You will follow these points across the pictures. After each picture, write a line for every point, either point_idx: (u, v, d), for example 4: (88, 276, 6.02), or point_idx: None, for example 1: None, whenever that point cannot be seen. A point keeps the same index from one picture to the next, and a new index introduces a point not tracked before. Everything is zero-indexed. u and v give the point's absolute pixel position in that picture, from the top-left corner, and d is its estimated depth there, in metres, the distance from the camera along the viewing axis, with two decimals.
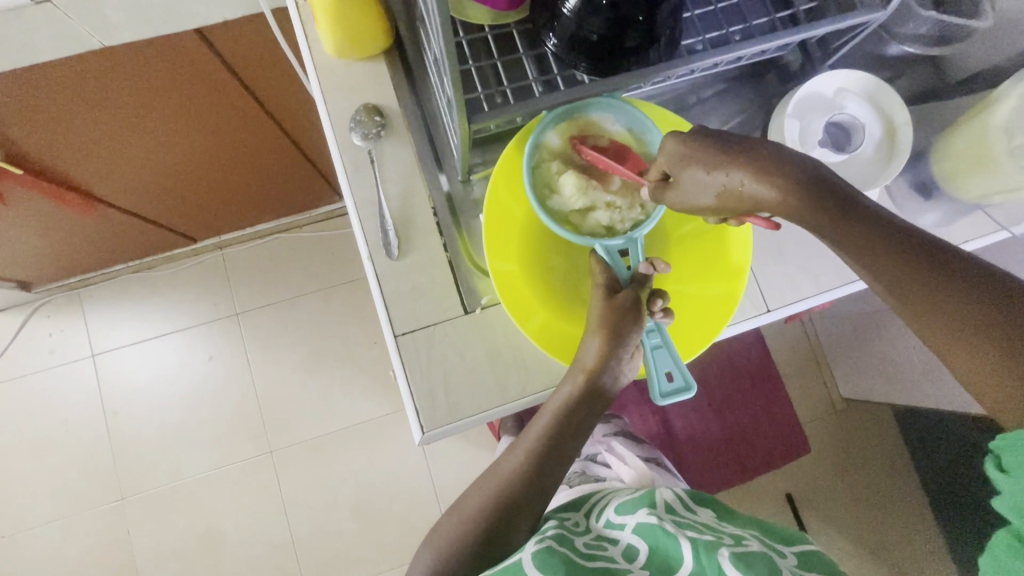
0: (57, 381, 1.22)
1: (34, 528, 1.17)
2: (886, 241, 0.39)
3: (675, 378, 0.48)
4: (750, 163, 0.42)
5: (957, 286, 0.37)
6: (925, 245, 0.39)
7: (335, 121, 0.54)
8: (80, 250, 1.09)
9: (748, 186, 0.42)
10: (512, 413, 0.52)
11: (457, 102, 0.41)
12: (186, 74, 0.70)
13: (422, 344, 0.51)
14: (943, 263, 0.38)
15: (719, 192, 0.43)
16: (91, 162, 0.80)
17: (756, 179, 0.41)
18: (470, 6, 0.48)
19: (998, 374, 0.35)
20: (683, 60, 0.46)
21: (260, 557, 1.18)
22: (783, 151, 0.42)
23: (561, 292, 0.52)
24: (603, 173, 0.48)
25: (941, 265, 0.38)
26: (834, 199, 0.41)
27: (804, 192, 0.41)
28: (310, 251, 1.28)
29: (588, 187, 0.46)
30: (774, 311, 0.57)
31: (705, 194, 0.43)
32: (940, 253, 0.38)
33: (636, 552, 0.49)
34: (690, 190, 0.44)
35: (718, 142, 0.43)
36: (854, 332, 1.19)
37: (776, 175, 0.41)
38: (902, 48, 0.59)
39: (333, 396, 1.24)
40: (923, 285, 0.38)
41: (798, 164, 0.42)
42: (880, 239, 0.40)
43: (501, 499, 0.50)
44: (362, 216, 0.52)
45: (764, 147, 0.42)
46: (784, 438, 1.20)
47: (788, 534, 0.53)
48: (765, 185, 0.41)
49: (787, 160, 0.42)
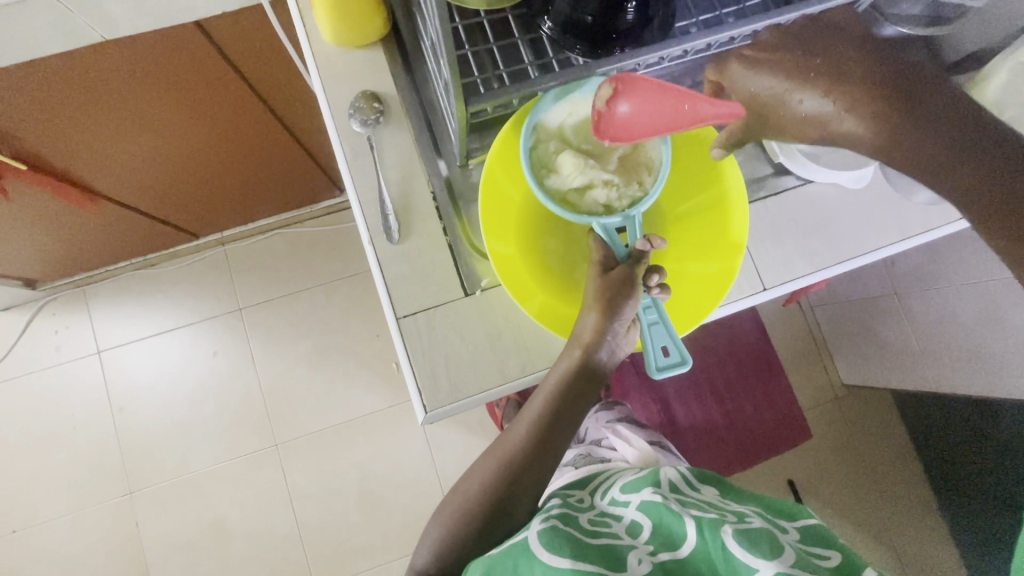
0: (63, 378, 1.23)
1: (44, 523, 1.19)
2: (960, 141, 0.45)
3: (671, 354, 0.49)
4: (845, 89, 0.47)
5: (979, 143, 0.45)
6: (949, 105, 0.46)
7: (334, 109, 0.54)
8: (84, 247, 1.10)
9: (838, 108, 0.47)
10: (513, 392, 0.52)
11: (453, 84, 0.42)
12: (187, 68, 0.71)
13: (423, 326, 0.51)
14: (968, 124, 0.45)
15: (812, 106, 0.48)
16: (94, 158, 0.81)
17: (849, 95, 0.47)
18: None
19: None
20: (677, 40, 0.47)
21: (268, 548, 1.19)
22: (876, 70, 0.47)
23: (558, 273, 0.53)
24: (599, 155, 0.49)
25: (975, 137, 0.45)
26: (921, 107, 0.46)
27: (883, 103, 0.46)
28: (311, 246, 1.29)
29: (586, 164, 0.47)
30: (770, 289, 0.58)
31: (795, 109, 0.48)
32: (964, 114, 0.46)
33: (639, 529, 0.50)
34: (779, 103, 0.49)
35: (812, 58, 0.48)
36: (852, 317, 1.19)
37: (851, 91, 0.47)
38: (897, 27, 0.58)
39: (337, 388, 1.25)
40: (952, 147, 0.45)
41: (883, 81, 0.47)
42: (905, 113, 0.46)
43: (504, 477, 0.51)
44: (362, 201, 0.53)
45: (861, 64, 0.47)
46: (785, 423, 1.20)
47: (788, 508, 0.53)
48: (852, 113, 0.46)
49: (858, 69, 0.47)
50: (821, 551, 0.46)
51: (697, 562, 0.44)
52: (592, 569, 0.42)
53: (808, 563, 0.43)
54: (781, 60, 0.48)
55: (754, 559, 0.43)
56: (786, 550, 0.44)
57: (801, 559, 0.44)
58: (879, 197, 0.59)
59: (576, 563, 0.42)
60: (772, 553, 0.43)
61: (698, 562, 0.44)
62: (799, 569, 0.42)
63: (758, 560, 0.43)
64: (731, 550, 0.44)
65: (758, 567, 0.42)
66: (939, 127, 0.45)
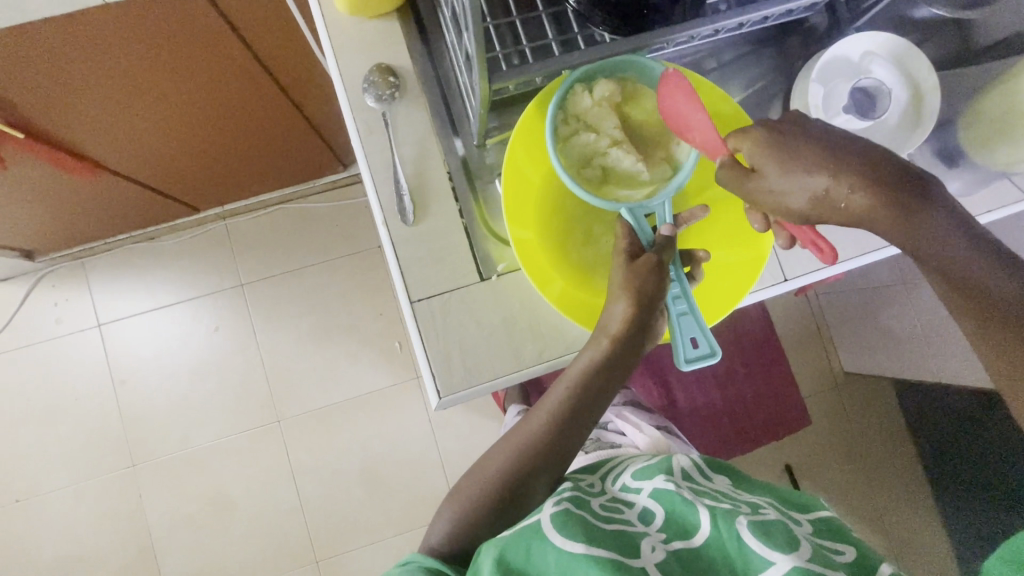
0: (64, 351, 1.22)
1: (48, 494, 1.19)
2: (940, 228, 0.42)
3: (700, 345, 0.48)
4: (845, 172, 0.42)
5: (936, 218, 0.42)
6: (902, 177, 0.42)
7: (347, 83, 0.52)
8: (81, 217, 1.07)
9: (850, 195, 0.43)
10: (528, 379, 0.52)
11: (478, 59, 0.39)
12: (186, 29, 0.68)
13: (437, 311, 0.50)
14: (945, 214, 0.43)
15: (814, 198, 0.43)
16: (88, 128, 0.79)
17: (853, 184, 0.42)
18: (603, 85, 0.47)
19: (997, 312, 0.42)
20: (708, 19, 0.45)
21: (270, 523, 1.20)
22: (815, 133, 0.44)
23: (582, 262, 0.52)
24: (604, 122, 0.47)
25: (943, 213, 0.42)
26: (916, 193, 0.42)
27: (811, 146, 0.43)
28: (313, 222, 1.27)
29: (599, 136, 0.47)
30: (790, 280, 0.57)
31: (795, 196, 0.44)
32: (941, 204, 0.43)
33: (652, 516, 0.50)
34: (781, 190, 0.44)
35: (808, 142, 0.44)
36: (858, 306, 1.18)
37: (846, 168, 0.43)
38: (931, 10, 0.60)
39: (339, 365, 1.24)
40: (971, 267, 0.42)
41: (841, 144, 0.43)
42: (880, 178, 0.42)
43: (519, 466, 0.51)
44: (376, 180, 0.52)
45: (801, 129, 0.44)
46: (784, 406, 1.21)
47: (800, 500, 0.54)
48: (865, 193, 0.42)
49: (796, 134, 0.44)
50: (836, 545, 0.46)
51: (710, 551, 0.44)
52: (606, 554, 0.42)
53: (823, 556, 0.43)
54: (784, 139, 0.44)
55: (767, 550, 0.42)
56: (803, 543, 0.44)
57: (816, 552, 0.43)
58: None
59: (589, 547, 0.42)
60: (787, 544, 0.43)
61: (710, 549, 0.45)
62: (817, 564, 0.41)
63: (772, 552, 0.42)
64: (746, 540, 0.44)
65: (775, 559, 0.41)
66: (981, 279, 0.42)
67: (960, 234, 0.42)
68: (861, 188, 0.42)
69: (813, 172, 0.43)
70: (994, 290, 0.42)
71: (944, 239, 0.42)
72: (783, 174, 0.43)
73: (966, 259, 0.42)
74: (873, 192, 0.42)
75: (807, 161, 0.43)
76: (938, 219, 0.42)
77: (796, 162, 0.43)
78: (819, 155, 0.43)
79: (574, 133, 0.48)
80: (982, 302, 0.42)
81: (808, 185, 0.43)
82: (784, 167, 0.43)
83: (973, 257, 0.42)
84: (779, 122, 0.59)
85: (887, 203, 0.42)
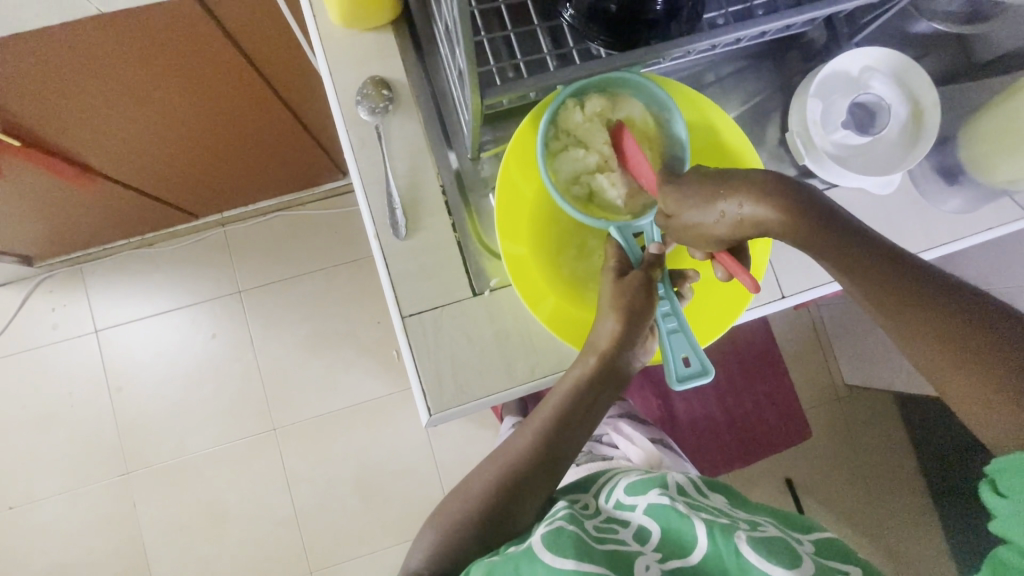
0: (60, 356, 1.22)
1: (41, 501, 1.19)
2: (860, 255, 0.42)
3: (692, 364, 0.47)
4: (741, 191, 0.42)
5: (852, 246, 0.42)
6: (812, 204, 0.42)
7: (341, 95, 0.52)
8: (79, 224, 1.07)
9: (749, 211, 0.42)
10: (520, 396, 0.51)
11: (469, 74, 0.39)
12: (182, 38, 0.67)
13: (429, 326, 0.50)
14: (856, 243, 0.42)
15: (731, 223, 0.43)
16: (84, 136, 0.79)
17: (754, 202, 0.42)
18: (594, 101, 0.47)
19: (943, 339, 0.39)
20: (705, 34, 0.45)
21: (264, 532, 1.19)
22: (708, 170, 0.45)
23: (574, 278, 0.51)
24: (594, 138, 0.47)
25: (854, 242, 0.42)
26: (825, 221, 0.42)
27: (708, 181, 0.44)
28: (312, 229, 1.27)
29: (588, 154, 0.47)
30: (787, 297, 0.56)
31: (709, 225, 0.44)
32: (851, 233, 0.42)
33: (648, 535, 0.48)
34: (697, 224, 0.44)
35: (704, 179, 0.44)
36: (859, 318, 1.17)
37: (748, 192, 0.42)
38: (931, 25, 0.58)
39: (336, 374, 1.24)
40: (904, 292, 0.40)
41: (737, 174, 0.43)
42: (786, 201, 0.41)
43: (509, 484, 0.50)
44: (368, 193, 0.51)
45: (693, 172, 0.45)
46: (787, 419, 1.19)
47: (801, 519, 0.52)
48: (762, 204, 0.41)
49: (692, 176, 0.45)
50: (840, 564, 0.45)
51: (709, 568, 0.44)
52: (597, 570, 0.41)
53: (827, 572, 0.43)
54: (681, 182, 0.45)
55: (767, 564, 0.42)
56: (805, 558, 0.43)
57: (819, 568, 0.43)
58: (908, 205, 0.57)
59: (580, 564, 0.42)
60: (787, 558, 0.43)
61: (709, 566, 0.44)
62: None
63: (774, 567, 0.42)
64: (746, 554, 0.43)
65: None
66: (941, 310, 0.39)
67: (878, 260, 0.41)
68: (764, 207, 0.42)
69: (716, 200, 0.43)
70: (937, 316, 0.39)
71: (866, 266, 0.41)
72: (690, 209, 0.44)
73: (896, 286, 0.40)
74: (775, 209, 0.41)
75: (705, 193, 0.43)
76: (855, 247, 0.42)
77: (692, 201, 0.44)
78: (718, 184, 0.43)
79: (564, 149, 0.47)
80: (927, 329, 0.39)
81: (712, 217, 0.43)
82: (682, 208, 0.44)
83: (903, 281, 0.41)
84: (776, 138, 0.58)
85: (795, 224, 0.41)
